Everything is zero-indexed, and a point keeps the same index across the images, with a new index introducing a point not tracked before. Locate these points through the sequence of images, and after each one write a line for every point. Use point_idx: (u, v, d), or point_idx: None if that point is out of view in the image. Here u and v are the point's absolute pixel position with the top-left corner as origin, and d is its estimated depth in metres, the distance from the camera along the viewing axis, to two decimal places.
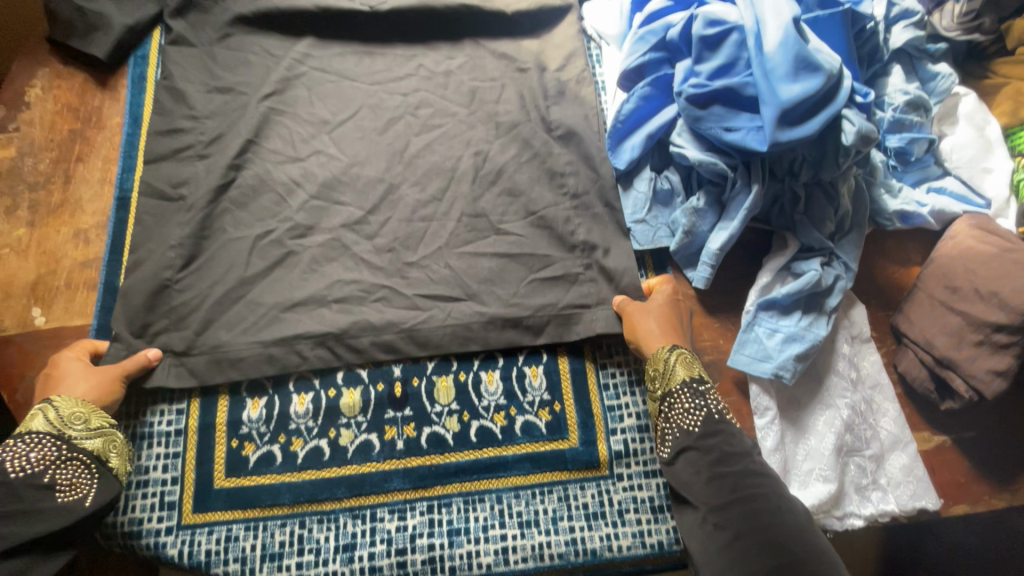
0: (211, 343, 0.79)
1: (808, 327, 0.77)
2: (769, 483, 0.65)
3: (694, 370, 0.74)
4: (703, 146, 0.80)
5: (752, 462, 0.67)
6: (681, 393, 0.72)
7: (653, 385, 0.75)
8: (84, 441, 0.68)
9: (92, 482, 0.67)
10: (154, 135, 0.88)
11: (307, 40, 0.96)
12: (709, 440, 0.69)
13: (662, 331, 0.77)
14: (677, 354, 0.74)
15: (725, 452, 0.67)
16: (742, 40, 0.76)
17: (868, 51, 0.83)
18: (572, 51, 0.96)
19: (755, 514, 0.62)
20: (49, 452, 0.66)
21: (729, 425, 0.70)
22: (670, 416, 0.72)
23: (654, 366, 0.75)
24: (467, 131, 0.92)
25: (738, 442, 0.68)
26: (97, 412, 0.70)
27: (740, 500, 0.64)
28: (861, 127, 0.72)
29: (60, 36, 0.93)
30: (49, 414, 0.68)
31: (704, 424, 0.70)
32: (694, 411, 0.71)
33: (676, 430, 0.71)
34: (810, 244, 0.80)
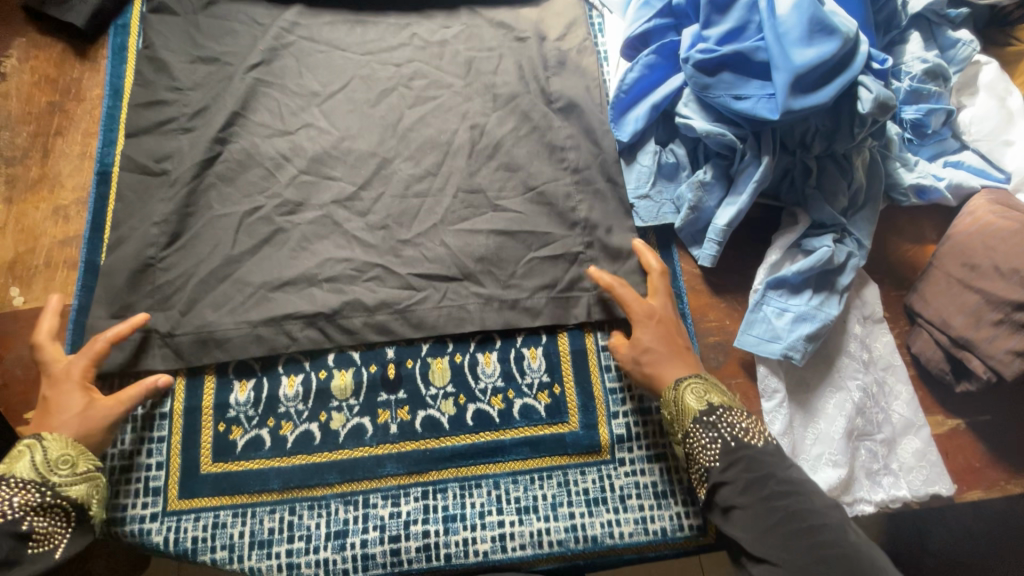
0: (196, 323, 0.76)
1: (819, 306, 0.73)
2: (801, 499, 0.61)
3: (704, 400, 0.68)
4: (711, 116, 0.76)
5: (776, 482, 0.63)
6: (696, 431, 0.67)
7: (671, 428, 0.70)
8: (68, 487, 0.64)
9: (66, 531, 0.63)
10: (135, 107, 0.84)
11: (295, 8, 0.92)
12: (731, 473, 0.64)
13: (661, 364, 0.71)
14: (681, 388, 0.69)
15: (752, 478, 0.63)
16: (753, 3, 0.71)
17: (885, 17, 0.79)
18: (574, 19, 0.92)
19: (796, 538, 0.59)
20: (31, 497, 0.62)
21: (750, 449, 0.65)
22: (692, 456, 0.67)
23: (667, 408, 0.70)
24: (464, 104, 0.88)
25: (760, 466, 0.64)
26: (85, 454, 0.66)
27: (778, 524, 0.60)
28: (879, 94, 0.67)
29: (36, 3, 0.88)
30: (36, 455, 0.64)
31: (723, 457, 0.65)
32: (710, 446, 0.66)
33: (703, 472, 0.66)
34: (822, 219, 0.77)
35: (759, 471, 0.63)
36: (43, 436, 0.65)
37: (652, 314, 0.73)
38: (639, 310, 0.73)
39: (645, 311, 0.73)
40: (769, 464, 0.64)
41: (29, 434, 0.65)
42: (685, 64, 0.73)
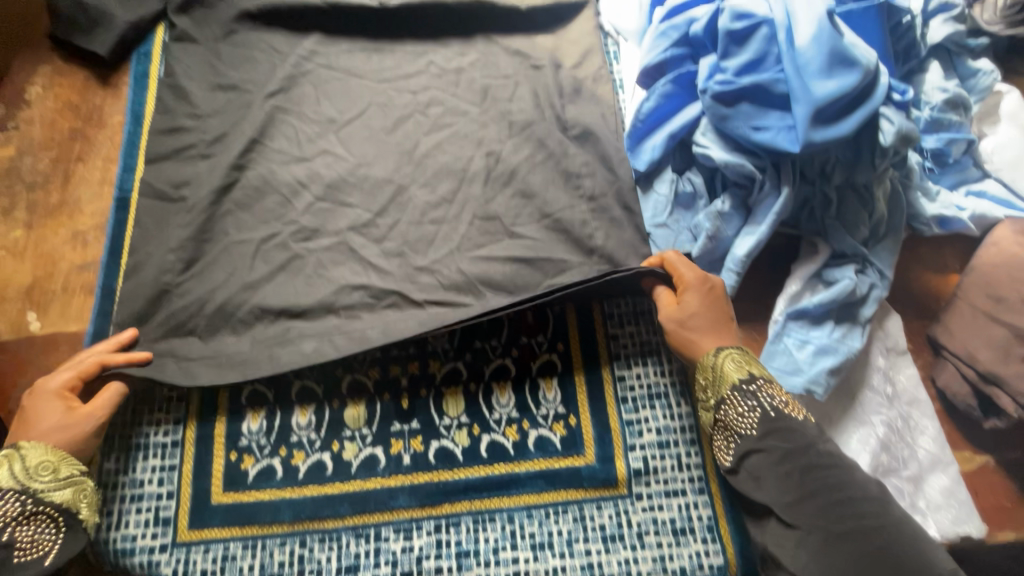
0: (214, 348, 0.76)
1: (841, 338, 0.72)
2: (838, 471, 0.62)
3: (745, 369, 0.67)
4: (729, 146, 0.75)
5: (815, 453, 0.63)
6: (733, 398, 0.67)
7: (704, 394, 0.70)
8: (51, 493, 0.64)
9: (55, 539, 0.63)
10: (156, 134, 0.85)
11: (314, 37, 0.94)
12: (770, 440, 0.64)
13: (706, 329, 0.71)
14: (724, 355, 0.69)
15: (790, 448, 0.63)
16: (772, 35, 0.71)
17: (903, 47, 0.79)
18: (588, 48, 0.93)
19: (834, 510, 0.60)
20: (15, 506, 0.62)
21: (789, 421, 0.65)
22: (726, 424, 0.67)
23: (704, 374, 0.69)
24: (479, 130, 0.88)
25: (797, 437, 0.64)
26: (67, 460, 0.66)
27: (815, 493, 0.61)
28: (900, 126, 0.67)
29: (61, 33, 0.90)
30: (15, 465, 0.63)
31: (759, 426, 0.65)
32: (748, 414, 0.66)
33: (734, 436, 0.67)
34: (843, 250, 0.75)
35: (793, 442, 0.63)
36: (23, 445, 0.65)
37: (704, 281, 0.72)
38: (689, 277, 0.72)
39: (698, 276, 0.72)
40: (809, 437, 0.64)
41: (9, 444, 0.65)
42: (704, 95, 0.74)
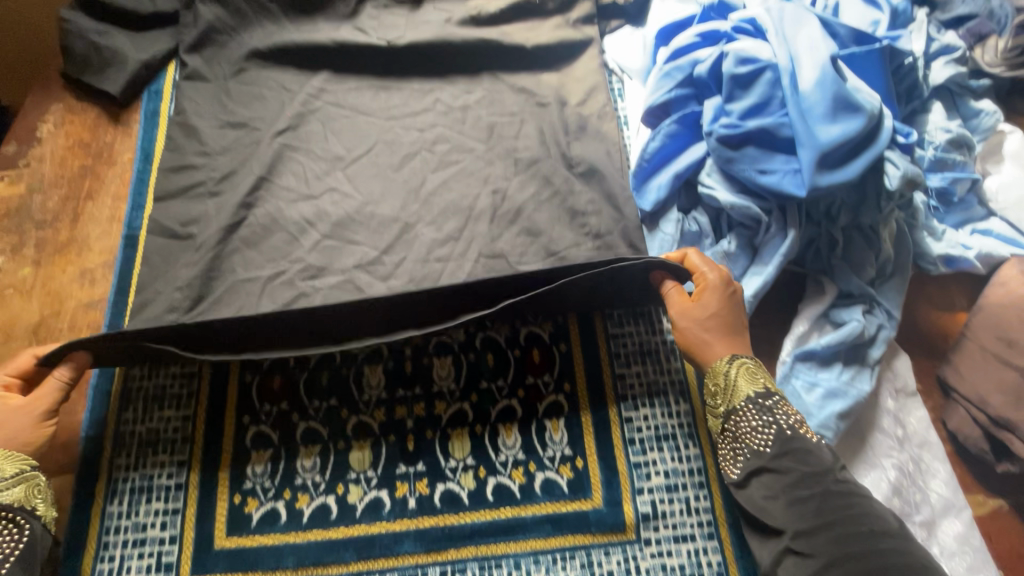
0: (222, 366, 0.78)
1: (850, 381, 0.71)
2: (859, 504, 0.61)
3: (759, 382, 0.68)
4: (735, 187, 0.75)
5: (831, 479, 0.63)
6: (746, 410, 0.67)
7: (713, 401, 0.70)
8: (3, 492, 0.63)
9: (16, 541, 0.63)
10: (165, 171, 0.86)
11: (322, 74, 0.95)
12: (785, 459, 0.64)
13: (721, 333, 0.71)
14: (738, 365, 0.69)
15: (805, 470, 0.63)
16: (776, 79, 0.72)
17: (906, 88, 0.80)
18: (594, 85, 0.94)
19: (851, 542, 0.59)
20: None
21: (803, 441, 0.65)
22: (736, 436, 0.68)
23: (715, 382, 0.70)
24: (486, 167, 0.89)
25: (815, 460, 0.64)
26: (12, 457, 0.65)
27: (833, 522, 0.60)
28: (906, 171, 0.68)
29: (72, 71, 0.91)
30: None
31: (774, 444, 0.65)
32: (762, 430, 0.66)
33: (744, 450, 0.67)
34: (849, 290, 0.75)
35: (807, 464, 0.64)
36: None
37: (724, 281, 0.72)
38: (711, 277, 0.71)
39: (721, 278, 0.71)
40: (825, 462, 0.64)
41: None
42: (709, 137, 0.74)
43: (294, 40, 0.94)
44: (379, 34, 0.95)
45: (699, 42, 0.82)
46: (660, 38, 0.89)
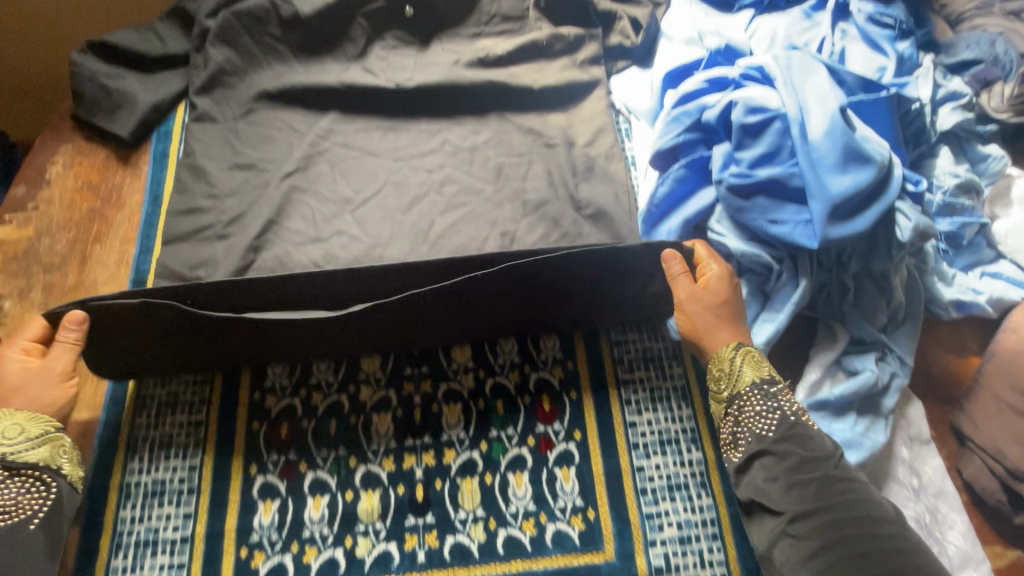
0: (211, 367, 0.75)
1: (865, 432, 0.70)
2: (860, 491, 0.63)
3: (764, 370, 0.70)
4: (745, 234, 0.76)
5: (833, 464, 0.65)
6: (751, 394, 0.70)
7: (717, 386, 0.72)
8: (29, 453, 0.65)
9: (43, 498, 0.65)
10: (174, 214, 0.86)
11: (331, 115, 0.95)
12: (786, 443, 0.66)
13: (728, 320, 0.72)
14: (743, 353, 0.71)
15: (806, 454, 0.65)
16: (786, 128, 0.73)
17: (913, 132, 0.81)
18: (601, 126, 0.94)
19: (847, 526, 0.60)
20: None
21: (806, 428, 0.67)
22: (739, 419, 0.70)
23: (719, 367, 0.72)
24: (494, 209, 0.89)
25: (817, 446, 0.66)
26: (35, 420, 0.67)
27: (831, 505, 0.62)
28: (918, 223, 0.68)
29: (83, 114, 0.92)
30: None
31: (778, 427, 0.68)
32: (767, 415, 0.69)
33: (751, 436, 0.69)
34: (862, 337, 0.74)
35: (810, 451, 0.65)
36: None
37: (731, 273, 0.74)
38: (716, 269, 0.73)
39: (726, 268, 0.74)
40: (827, 449, 0.66)
41: None
42: (719, 185, 0.74)
43: (303, 81, 0.95)
44: (388, 76, 0.96)
45: (707, 87, 0.83)
46: (668, 81, 0.90)
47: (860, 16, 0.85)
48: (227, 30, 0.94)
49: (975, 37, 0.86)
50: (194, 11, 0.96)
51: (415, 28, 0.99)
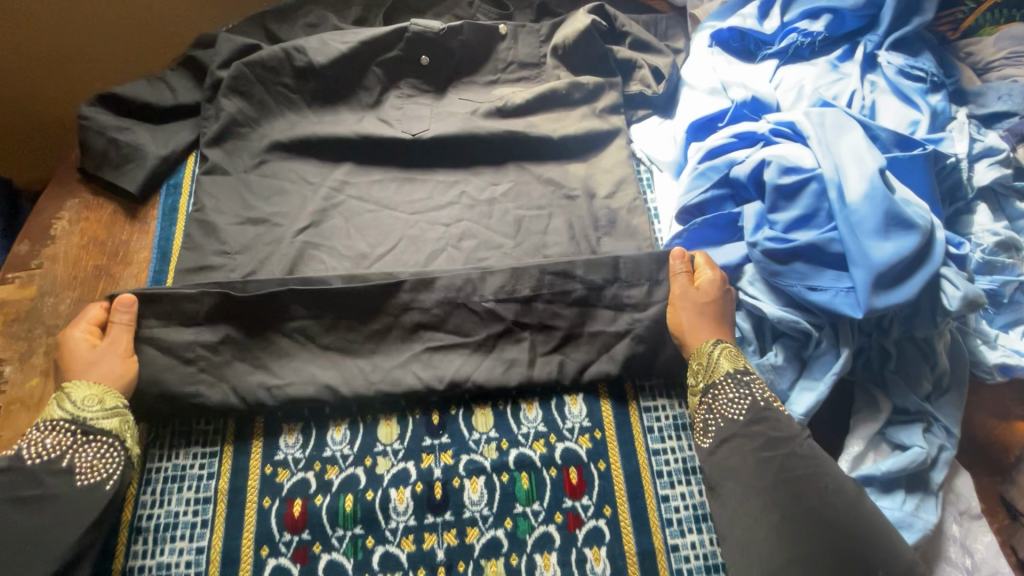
0: (228, 375, 0.73)
1: (915, 511, 0.66)
2: (818, 465, 0.64)
3: (741, 363, 0.71)
4: (781, 298, 0.73)
5: (799, 445, 0.65)
6: (725, 383, 0.70)
7: (694, 379, 0.72)
8: (100, 421, 0.66)
9: (116, 462, 0.66)
10: (182, 272, 0.82)
11: (345, 166, 0.93)
12: (756, 426, 0.67)
13: (713, 319, 0.73)
14: (721, 348, 0.71)
15: (772, 436, 0.66)
16: (822, 190, 0.70)
17: (948, 188, 0.79)
18: (623, 177, 0.92)
19: (805, 498, 0.62)
20: (65, 437, 0.65)
21: (776, 412, 0.67)
22: (713, 407, 0.70)
23: (699, 360, 0.72)
24: (514, 265, 0.86)
25: (785, 427, 0.66)
26: (110, 392, 0.68)
27: (791, 478, 0.63)
28: (967, 292, 0.65)
29: (90, 168, 0.89)
30: (64, 401, 0.67)
31: (748, 412, 0.68)
32: (739, 401, 0.69)
33: (723, 419, 0.69)
34: (906, 406, 0.71)
35: (774, 430, 0.66)
36: (64, 384, 0.68)
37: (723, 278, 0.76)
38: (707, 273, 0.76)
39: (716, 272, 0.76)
40: (794, 431, 0.67)
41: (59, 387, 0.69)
42: (754, 248, 0.72)
43: (316, 132, 0.92)
44: (403, 126, 0.93)
45: (735, 142, 0.81)
46: (691, 130, 0.89)
47: (890, 68, 0.84)
48: (240, 81, 0.91)
49: (1007, 87, 0.84)
50: (206, 62, 0.94)
51: (430, 76, 0.97)
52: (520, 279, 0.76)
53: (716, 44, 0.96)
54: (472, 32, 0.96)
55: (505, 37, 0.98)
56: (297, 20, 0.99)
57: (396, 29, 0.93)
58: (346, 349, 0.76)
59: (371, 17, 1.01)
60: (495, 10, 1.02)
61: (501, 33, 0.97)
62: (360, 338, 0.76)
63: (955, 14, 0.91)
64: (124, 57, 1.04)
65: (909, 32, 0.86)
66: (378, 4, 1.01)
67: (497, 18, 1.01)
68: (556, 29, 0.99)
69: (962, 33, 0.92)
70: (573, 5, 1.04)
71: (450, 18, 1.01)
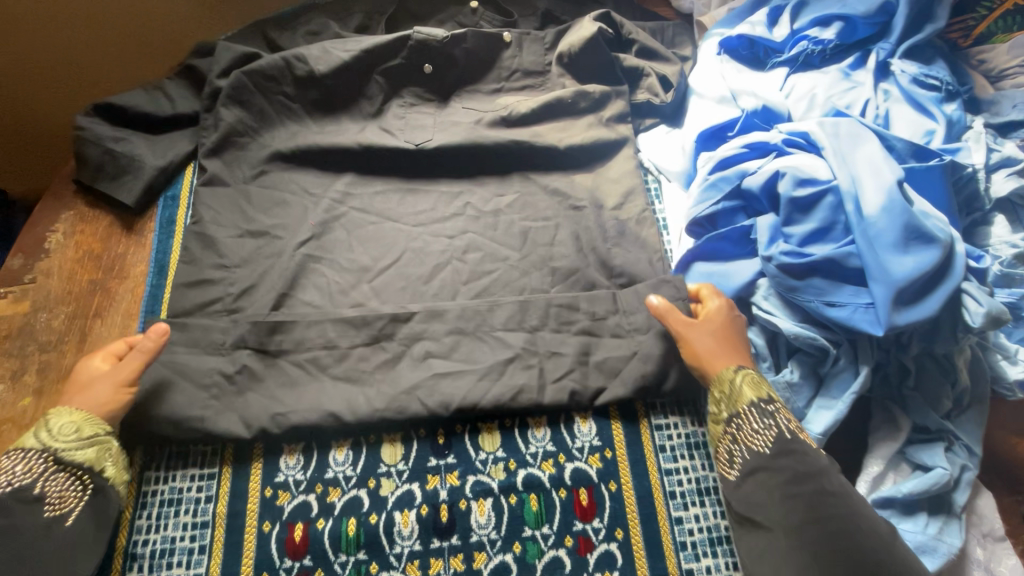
0: (238, 406, 0.72)
1: (939, 535, 0.64)
2: (847, 502, 0.61)
3: (763, 391, 0.67)
4: (797, 313, 0.71)
5: (828, 481, 0.62)
6: (749, 414, 0.66)
7: (716, 407, 0.69)
8: (75, 451, 0.64)
9: (82, 495, 0.63)
10: (179, 286, 0.79)
11: (347, 177, 0.91)
12: (783, 459, 0.63)
13: (729, 346, 0.70)
14: (743, 375, 0.68)
15: (801, 472, 0.63)
16: (838, 203, 0.69)
17: (964, 199, 0.77)
18: (631, 188, 0.89)
19: (838, 538, 0.59)
20: (36, 466, 0.62)
21: (804, 445, 0.64)
22: (738, 437, 0.67)
23: (720, 388, 0.69)
24: (521, 278, 0.84)
25: (812, 461, 0.63)
26: (90, 420, 0.65)
27: (821, 517, 0.60)
28: (990, 308, 0.63)
29: (86, 179, 0.87)
30: (42, 428, 0.64)
31: (774, 444, 0.65)
32: (763, 432, 0.65)
33: (748, 451, 0.66)
34: (926, 424, 0.69)
35: (802, 462, 0.63)
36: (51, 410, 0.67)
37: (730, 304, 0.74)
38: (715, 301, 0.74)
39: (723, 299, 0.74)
40: (823, 465, 0.64)
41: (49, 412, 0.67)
42: (768, 262, 0.70)
43: (318, 142, 0.90)
44: (407, 135, 0.91)
45: (747, 152, 0.79)
46: (701, 140, 0.87)
47: (903, 77, 0.82)
48: (240, 90, 0.89)
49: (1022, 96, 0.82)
50: (205, 70, 0.92)
51: (434, 85, 0.95)
52: (527, 311, 0.78)
53: (724, 51, 0.94)
54: (476, 40, 0.94)
55: (510, 45, 0.96)
56: (298, 28, 0.97)
57: (399, 37, 0.92)
58: (356, 378, 0.75)
59: (373, 24, 0.99)
60: (499, 18, 1.00)
61: (505, 40, 0.95)
62: (370, 367, 0.75)
63: (966, 20, 0.88)
64: (122, 63, 1.02)
65: (922, 39, 0.85)
66: (381, 11, 0.99)
67: (501, 26, 1.00)
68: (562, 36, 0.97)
69: (973, 40, 0.90)
70: (579, 13, 1.02)
71: (453, 25, 0.99)
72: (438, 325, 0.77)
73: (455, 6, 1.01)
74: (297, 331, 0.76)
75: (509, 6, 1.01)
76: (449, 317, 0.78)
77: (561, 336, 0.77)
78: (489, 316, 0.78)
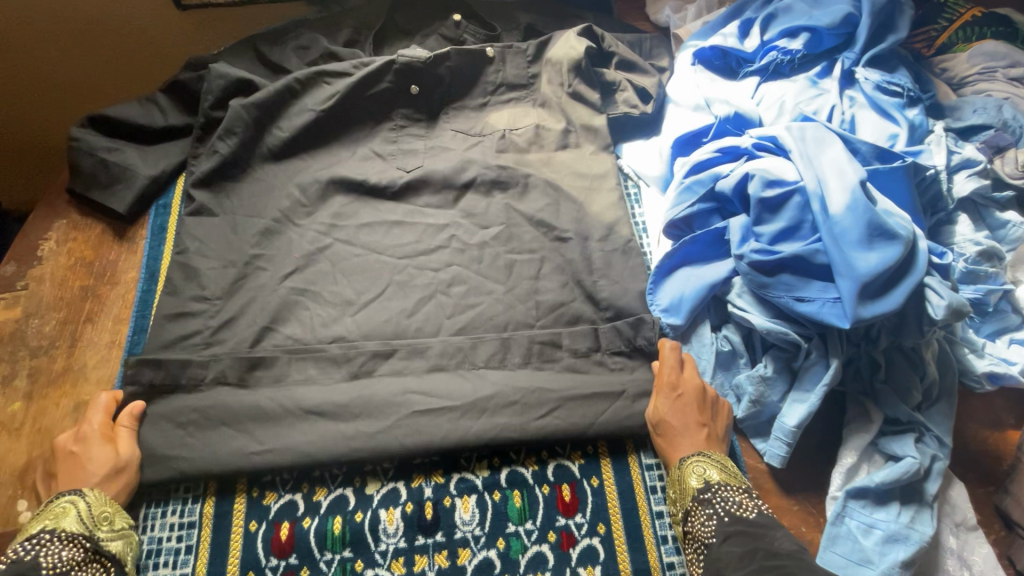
0: (213, 441, 0.71)
1: (911, 524, 0.66)
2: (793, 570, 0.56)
3: (702, 478, 0.68)
4: (769, 310, 0.74)
5: (766, 556, 0.58)
6: (694, 508, 0.67)
7: (675, 506, 0.70)
8: (110, 543, 0.63)
9: None
10: (159, 319, 0.77)
11: (338, 199, 0.89)
12: (728, 546, 0.61)
13: (672, 437, 0.71)
14: (685, 468, 0.69)
15: (745, 551, 0.60)
16: (805, 203, 0.72)
17: (929, 199, 0.80)
18: (617, 218, 0.87)
19: None
20: (77, 552, 0.61)
21: (746, 524, 0.63)
22: (693, 535, 0.66)
23: (672, 488, 0.71)
24: (506, 312, 0.81)
25: (762, 540, 0.61)
26: (122, 511, 0.66)
27: None
28: (951, 300, 0.66)
29: (80, 188, 0.89)
30: (80, 511, 0.63)
31: (718, 531, 0.63)
32: (708, 522, 0.65)
33: (703, 548, 0.65)
34: (897, 416, 0.71)
35: (747, 543, 0.61)
36: (78, 489, 0.65)
37: (681, 381, 0.74)
38: (668, 377, 0.74)
39: (672, 379, 0.74)
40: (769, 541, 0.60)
41: (63, 493, 0.65)
42: (740, 261, 0.73)
43: (307, 158, 0.92)
44: (398, 162, 0.92)
45: (719, 157, 0.83)
46: (676, 148, 0.91)
47: (868, 84, 0.86)
48: (235, 123, 0.88)
49: (981, 101, 0.86)
50: (194, 86, 0.93)
51: (421, 105, 0.96)
52: (509, 350, 0.78)
53: (698, 62, 0.98)
54: (459, 57, 0.96)
55: (494, 60, 0.97)
56: (287, 42, 0.99)
57: (385, 62, 0.92)
58: (330, 413, 0.73)
59: (361, 39, 1.02)
60: (482, 31, 1.03)
61: (488, 55, 0.97)
62: (346, 401, 0.74)
63: (930, 31, 0.96)
64: (117, 72, 1.04)
65: (885, 48, 0.88)
66: (369, 25, 1.02)
67: (484, 39, 1.03)
68: (543, 48, 0.99)
69: (936, 49, 0.95)
70: (560, 27, 1.06)
71: (437, 39, 1.03)
72: (419, 361, 0.77)
73: (440, 21, 1.05)
74: (278, 366, 0.76)
75: (492, 21, 1.05)
76: (431, 355, 0.77)
77: (545, 373, 0.77)
78: (471, 353, 0.78)
